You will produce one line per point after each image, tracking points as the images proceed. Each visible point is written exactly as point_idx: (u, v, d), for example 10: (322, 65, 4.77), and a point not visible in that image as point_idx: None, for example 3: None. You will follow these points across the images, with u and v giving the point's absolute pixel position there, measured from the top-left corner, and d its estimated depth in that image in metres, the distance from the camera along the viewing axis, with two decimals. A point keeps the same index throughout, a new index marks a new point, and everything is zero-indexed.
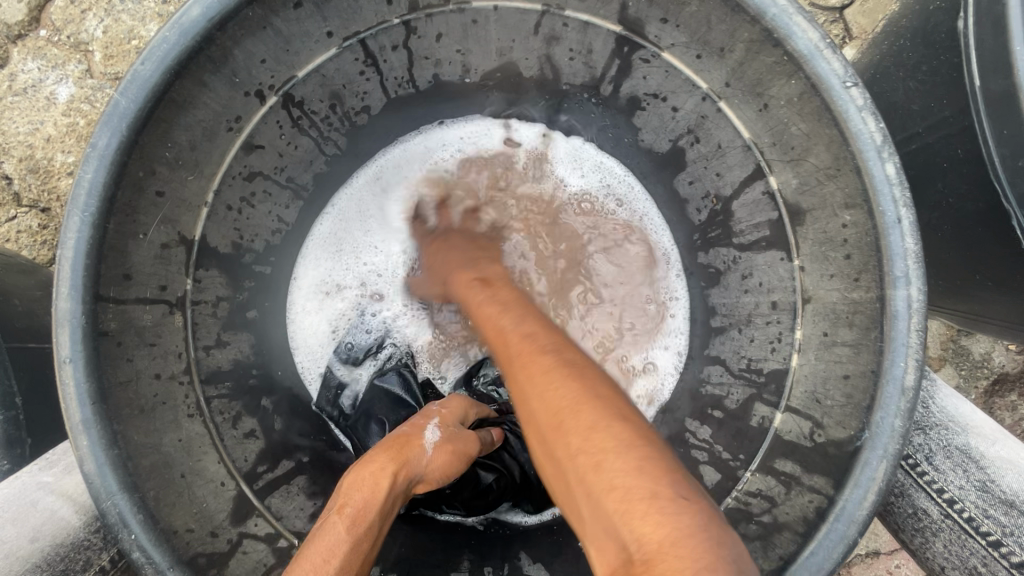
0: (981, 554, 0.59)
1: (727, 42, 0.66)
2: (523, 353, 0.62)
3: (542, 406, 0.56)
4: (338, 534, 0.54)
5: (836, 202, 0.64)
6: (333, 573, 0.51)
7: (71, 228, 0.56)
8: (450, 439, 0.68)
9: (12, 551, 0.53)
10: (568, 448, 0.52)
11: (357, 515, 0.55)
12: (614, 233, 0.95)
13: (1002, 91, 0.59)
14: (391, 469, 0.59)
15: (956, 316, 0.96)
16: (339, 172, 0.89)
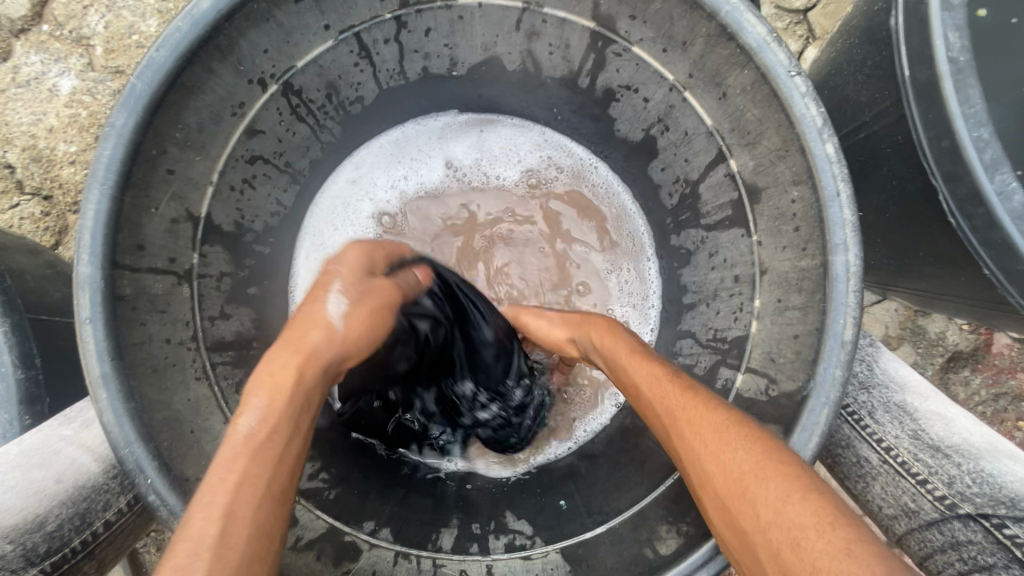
0: (912, 492, 0.66)
1: (689, 36, 0.73)
2: (679, 404, 0.61)
3: (716, 456, 0.56)
4: (241, 446, 0.52)
5: (786, 180, 0.72)
6: (233, 486, 0.50)
7: (91, 200, 0.62)
8: (356, 305, 0.63)
9: (40, 490, 0.60)
10: (751, 491, 0.52)
11: (264, 423, 0.53)
12: (594, 218, 1.02)
13: (927, 80, 0.66)
14: (293, 365, 0.56)
15: (909, 294, 1.04)
16: (330, 162, 0.96)
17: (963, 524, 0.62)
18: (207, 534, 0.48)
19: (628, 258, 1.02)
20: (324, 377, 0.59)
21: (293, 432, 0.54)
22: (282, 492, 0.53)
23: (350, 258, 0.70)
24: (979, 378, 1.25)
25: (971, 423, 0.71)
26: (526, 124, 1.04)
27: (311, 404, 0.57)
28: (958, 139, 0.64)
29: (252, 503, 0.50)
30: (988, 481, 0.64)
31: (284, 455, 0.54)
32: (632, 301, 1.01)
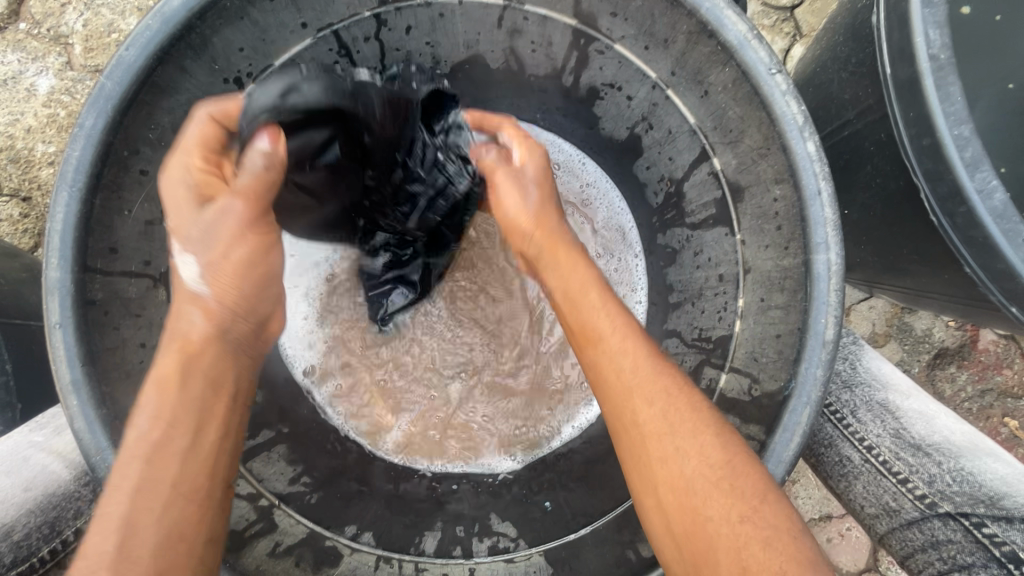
0: (892, 491, 0.65)
1: (670, 33, 0.72)
2: (627, 376, 0.60)
3: (672, 430, 0.56)
4: (137, 449, 0.52)
5: (768, 178, 0.71)
6: (137, 473, 0.50)
7: (59, 202, 0.61)
8: (222, 259, 0.59)
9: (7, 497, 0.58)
10: (688, 462, 0.54)
11: (157, 420, 0.53)
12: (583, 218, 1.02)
13: (908, 77, 0.66)
14: (172, 357, 0.56)
15: (896, 292, 1.04)
16: None
17: (943, 523, 0.61)
18: (107, 549, 0.47)
19: (614, 256, 1.01)
20: (224, 351, 0.59)
21: (197, 418, 0.55)
22: (214, 473, 0.54)
23: (183, 184, 0.57)
24: (965, 374, 1.25)
25: (953, 422, 0.70)
26: (519, 123, 1.02)
27: (214, 379, 0.57)
28: (939, 137, 0.64)
29: (160, 494, 0.50)
30: (968, 479, 0.62)
31: (195, 441, 0.54)
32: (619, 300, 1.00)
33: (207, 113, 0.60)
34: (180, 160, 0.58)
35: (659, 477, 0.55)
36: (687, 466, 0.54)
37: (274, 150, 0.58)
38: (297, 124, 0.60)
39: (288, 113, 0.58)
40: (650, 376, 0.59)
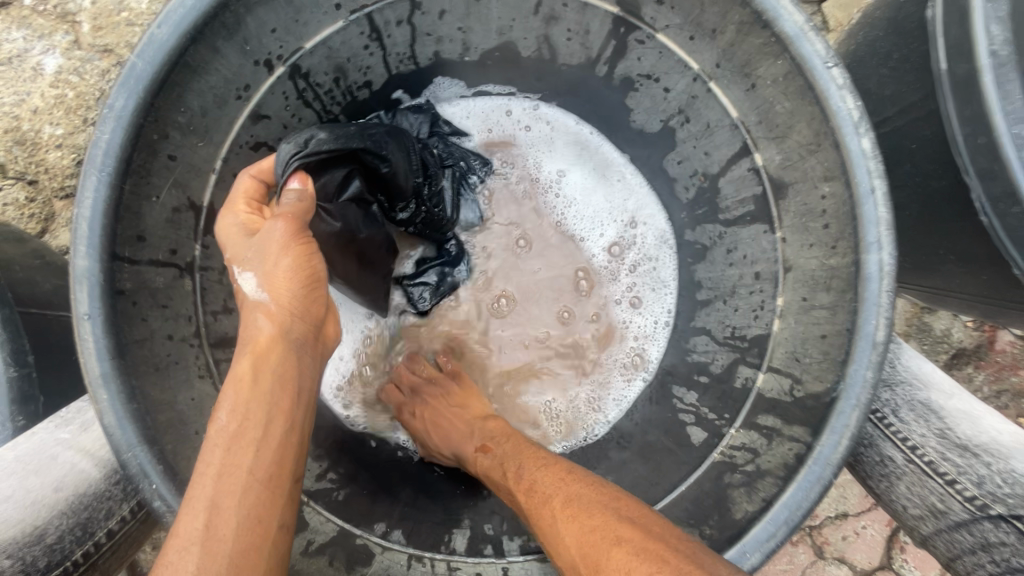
0: (940, 492, 0.65)
1: (719, 23, 0.70)
2: (518, 464, 0.72)
3: (558, 510, 0.62)
4: (216, 439, 0.51)
5: (816, 175, 0.70)
6: (215, 475, 0.49)
7: (88, 187, 0.58)
8: (271, 273, 0.56)
9: (37, 499, 0.57)
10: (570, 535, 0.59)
11: (234, 412, 0.52)
12: (618, 203, 0.99)
13: (965, 74, 0.65)
14: (246, 358, 0.54)
15: (921, 292, 1.03)
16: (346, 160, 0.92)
17: (995, 524, 0.62)
18: (196, 528, 0.47)
19: (638, 234, 0.98)
20: (292, 352, 0.56)
21: (270, 412, 0.53)
22: (281, 467, 0.52)
23: (237, 225, 0.60)
24: (981, 375, 1.26)
25: (995, 419, 0.69)
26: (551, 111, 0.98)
27: (286, 378, 0.55)
28: (996, 135, 0.63)
29: (237, 495, 0.49)
30: (1019, 480, 0.63)
31: (267, 434, 0.52)
32: (643, 282, 0.97)
33: (246, 174, 0.64)
34: (230, 210, 0.61)
35: (551, 546, 0.61)
36: (571, 540, 0.59)
37: (303, 191, 0.61)
38: (321, 165, 0.66)
39: (310, 155, 0.63)
40: (532, 471, 0.70)
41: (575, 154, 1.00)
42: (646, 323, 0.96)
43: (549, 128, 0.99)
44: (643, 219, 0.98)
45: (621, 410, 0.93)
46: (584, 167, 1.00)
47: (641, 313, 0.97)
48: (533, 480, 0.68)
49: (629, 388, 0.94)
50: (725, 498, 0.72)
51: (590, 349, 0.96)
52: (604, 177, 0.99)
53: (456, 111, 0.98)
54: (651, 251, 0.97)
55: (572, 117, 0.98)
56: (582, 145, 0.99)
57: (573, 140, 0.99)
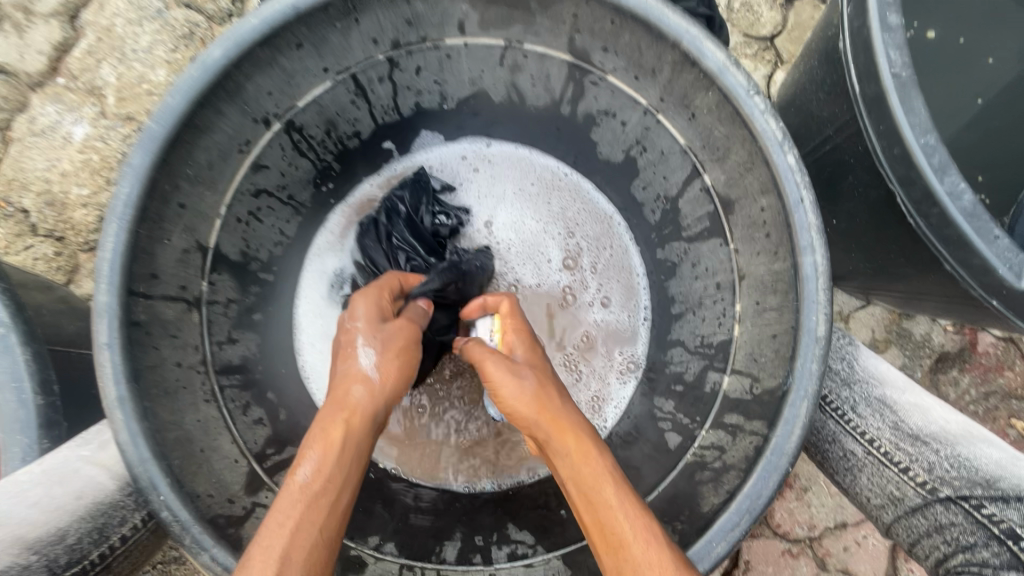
0: (896, 480, 0.69)
1: (657, 64, 0.79)
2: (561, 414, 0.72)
3: (600, 470, 0.66)
4: (297, 493, 0.60)
5: (754, 190, 0.77)
6: (290, 526, 0.57)
7: (110, 233, 0.67)
8: (385, 361, 0.72)
9: (60, 505, 0.63)
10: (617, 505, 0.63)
11: (318, 472, 0.62)
12: (587, 217, 1.11)
13: (875, 94, 0.72)
14: (341, 424, 0.66)
15: (897, 299, 1.08)
16: (319, 215, 1.03)
17: (945, 507, 0.66)
18: (266, 571, 0.54)
19: (596, 241, 1.10)
20: (371, 431, 0.68)
21: (346, 479, 0.63)
22: (343, 529, 0.61)
23: (365, 309, 0.76)
24: (967, 377, 1.30)
25: (944, 409, 0.73)
26: (508, 148, 1.11)
27: (363, 451, 0.66)
28: (908, 145, 0.69)
29: (305, 545, 0.57)
30: (963, 464, 0.68)
31: (338, 497, 0.61)
32: (620, 285, 1.09)
33: (395, 276, 0.86)
34: (363, 294, 0.78)
35: None
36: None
37: (427, 313, 0.86)
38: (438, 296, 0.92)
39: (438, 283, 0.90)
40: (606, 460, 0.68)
41: (518, 192, 1.12)
42: (624, 322, 1.08)
43: (511, 161, 1.11)
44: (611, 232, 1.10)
45: (620, 412, 1.03)
46: (548, 193, 1.11)
47: (620, 317, 1.08)
48: (554, 439, 0.69)
49: (625, 389, 1.04)
50: (696, 495, 0.75)
51: (578, 355, 1.07)
52: (536, 212, 1.11)
53: (433, 158, 1.10)
54: (624, 266, 1.10)
55: (524, 150, 1.11)
56: (529, 181, 1.11)
57: (535, 169, 1.12)
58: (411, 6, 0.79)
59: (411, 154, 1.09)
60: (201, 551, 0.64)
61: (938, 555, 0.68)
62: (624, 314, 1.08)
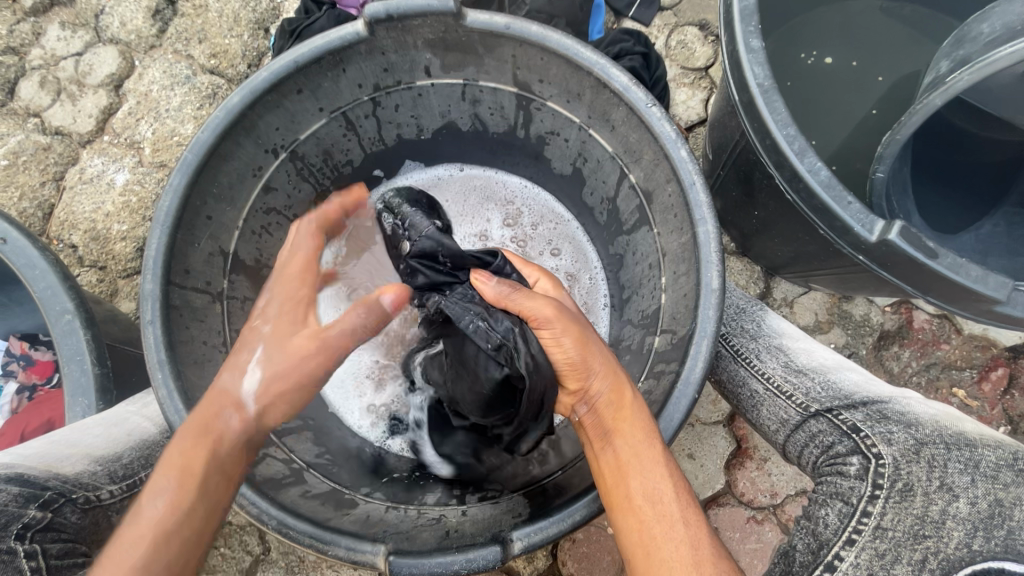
0: (784, 406, 0.89)
1: (580, 89, 1.00)
2: (607, 386, 0.82)
3: (638, 439, 0.77)
4: (159, 500, 0.71)
5: (663, 181, 0.96)
6: (158, 523, 0.70)
7: (155, 236, 0.87)
8: (263, 389, 0.81)
9: (116, 438, 0.83)
10: (651, 478, 0.76)
11: (178, 479, 0.72)
12: (551, 224, 1.31)
13: (747, 101, 0.91)
14: (194, 439, 0.75)
15: (835, 276, 1.25)
16: (320, 232, 1.23)
17: (815, 420, 0.84)
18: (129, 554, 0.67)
19: (559, 242, 1.29)
20: (239, 442, 0.79)
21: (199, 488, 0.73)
22: (213, 523, 0.73)
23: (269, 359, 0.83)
24: (908, 352, 1.42)
25: (827, 359, 0.98)
26: (477, 169, 1.32)
27: (223, 463, 0.76)
28: (774, 137, 0.88)
29: (179, 535, 0.70)
30: (832, 387, 0.88)
31: (213, 492, 0.74)
32: (581, 279, 1.27)
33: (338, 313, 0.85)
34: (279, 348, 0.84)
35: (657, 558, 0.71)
36: (672, 546, 0.71)
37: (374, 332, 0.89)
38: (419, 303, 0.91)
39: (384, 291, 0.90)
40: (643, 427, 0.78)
41: (486, 203, 1.31)
42: (587, 309, 1.25)
43: (478, 178, 1.32)
44: (569, 234, 1.30)
45: None
46: (513, 203, 1.31)
47: (584, 306, 1.25)
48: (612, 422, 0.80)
49: None
50: None
51: None
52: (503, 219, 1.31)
53: (412, 178, 1.31)
54: (586, 262, 1.28)
55: (489, 168, 1.32)
56: (495, 193, 1.31)
57: (499, 183, 1.32)
58: (386, 56, 1.02)
59: (395, 177, 1.30)
60: None
61: (813, 459, 0.84)
62: (583, 305, 1.25)
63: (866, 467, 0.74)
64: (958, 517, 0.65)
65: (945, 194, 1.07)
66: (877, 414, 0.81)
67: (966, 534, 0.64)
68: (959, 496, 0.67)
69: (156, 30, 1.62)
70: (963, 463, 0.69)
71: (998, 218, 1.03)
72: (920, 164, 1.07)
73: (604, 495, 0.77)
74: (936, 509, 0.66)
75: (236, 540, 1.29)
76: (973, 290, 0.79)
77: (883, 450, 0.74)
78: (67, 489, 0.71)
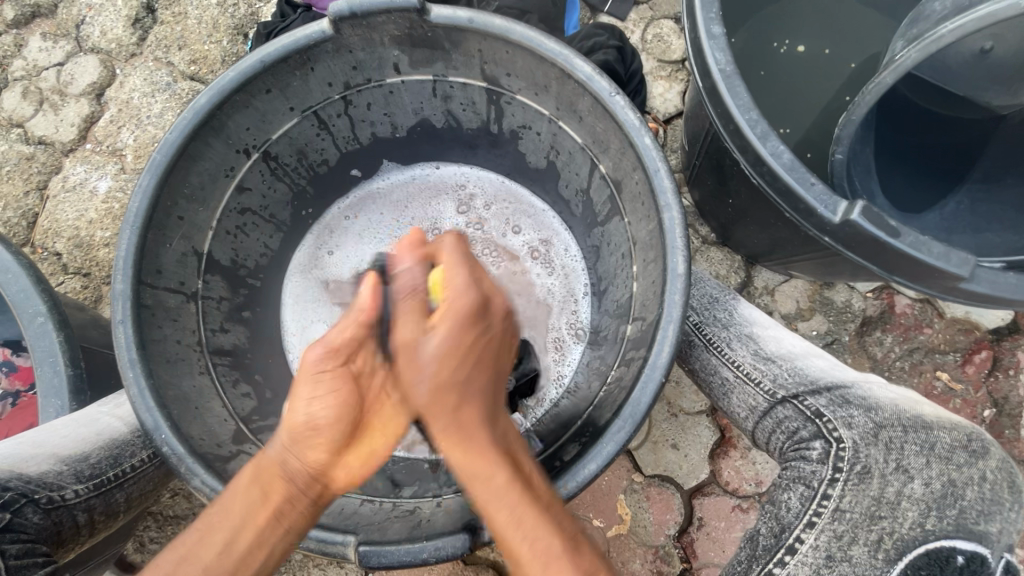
0: (753, 392, 0.90)
1: (546, 81, 1.00)
2: (455, 398, 0.71)
3: (464, 423, 0.71)
4: (224, 510, 0.70)
5: (630, 169, 0.96)
6: (224, 526, 0.69)
7: (124, 236, 0.88)
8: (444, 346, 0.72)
9: (86, 437, 0.85)
10: (504, 512, 0.66)
11: (254, 492, 0.70)
12: (528, 219, 1.31)
13: (710, 88, 0.92)
14: (296, 440, 0.71)
15: (813, 263, 1.24)
16: (298, 231, 1.23)
17: (782, 406, 0.84)
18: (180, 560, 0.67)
19: (537, 236, 1.30)
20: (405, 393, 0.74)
21: (263, 511, 0.70)
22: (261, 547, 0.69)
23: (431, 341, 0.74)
24: (890, 337, 1.42)
25: (799, 346, 0.98)
26: (454, 167, 1.32)
27: (277, 486, 0.70)
28: (736, 122, 0.88)
29: (227, 556, 0.68)
30: (798, 373, 0.88)
31: (271, 513, 0.70)
32: (559, 272, 1.27)
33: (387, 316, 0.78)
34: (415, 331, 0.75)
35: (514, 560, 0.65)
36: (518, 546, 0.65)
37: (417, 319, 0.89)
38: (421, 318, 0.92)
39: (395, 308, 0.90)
40: (497, 447, 0.70)
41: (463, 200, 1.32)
42: (565, 301, 1.25)
43: (453, 175, 1.32)
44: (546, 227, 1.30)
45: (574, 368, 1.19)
46: (489, 200, 1.32)
47: (562, 298, 1.25)
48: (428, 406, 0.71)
49: (573, 354, 1.21)
50: (599, 416, 0.91)
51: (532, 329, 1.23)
52: (481, 213, 1.31)
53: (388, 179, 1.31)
54: (564, 255, 1.28)
55: (461, 165, 1.32)
56: (472, 191, 1.32)
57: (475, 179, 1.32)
58: (354, 54, 1.03)
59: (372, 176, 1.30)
60: (193, 475, 0.80)
61: (780, 444, 0.84)
62: (561, 298, 1.26)
63: (828, 451, 0.74)
64: (913, 497, 0.67)
65: (910, 175, 1.12)
66: (840, 398, 0.80)
67: (919, 514, 0.66)
68: (914, 477, 0.68)
69: (136, 38, 1.63)
70: (919, 445, 0.71)
71: (960, 198, 1.08)
72: (887, 148, 1.13)
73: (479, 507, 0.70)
74: (892, 488, 0.68)
75: None
76: (936, 267, 0.80)
77: (844, 433, 0.74)
78: (29, 490, 0.73)
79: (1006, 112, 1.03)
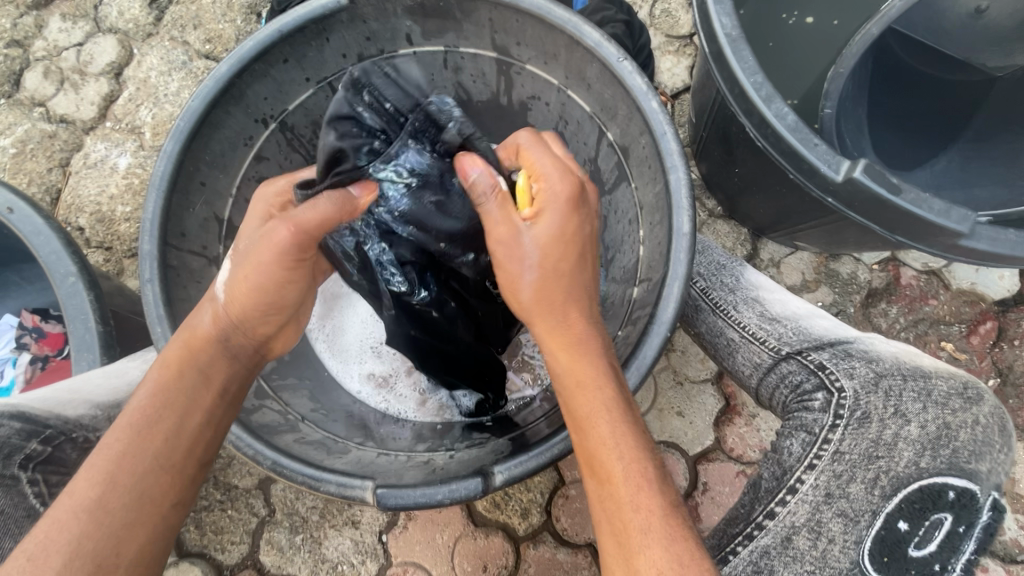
0: (756, 350, 0.93)
1: (555, 49, 1.02)
2: (567, 327, 0.78)
3: (595, 380, 0.74)
4: (167, 388, 0.73)
5: (637, 134, 0.98)
6: (168, 398, 0.73)
7: (151, 199, 0.92)
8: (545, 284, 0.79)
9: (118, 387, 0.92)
10: (626, 466, 0.69)
11: (168, 372, 0.74)
12: None
13: (716, 53, 0.94)
14: (183, 344, 0.76)
15: (817, 233, 1.26)
16: None
17: (785, 363, 0.88)
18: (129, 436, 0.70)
19: None
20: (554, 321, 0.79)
21: (197, 390, 0.74)
22: (211, 423, 0.75)
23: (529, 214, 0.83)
24: (895, 308, 1.43)
25: (801, 307, 1.00)
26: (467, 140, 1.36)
27: (207, 374, 0.76)
28: (742, 85, 0.90)
29: (180, 424, 0.72)
30: (803, 331, 0.91)
31: (196, 395, 0.74)
32: None
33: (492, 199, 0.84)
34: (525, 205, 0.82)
35: (614, 521, 0.68)
36: (632, 507, 0.67)
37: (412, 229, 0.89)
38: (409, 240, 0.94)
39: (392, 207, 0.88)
40: (613, 398, 0.73)
41: None
42: None
43: None
44: None
45: None
46: None
47: None
48: (559, 351, 0.77)
49: None
50: None
51: None
52: None
53: None
54: None
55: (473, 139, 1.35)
56: None
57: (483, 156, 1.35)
58: (367, 24, 1.05)
59: None
60: None
61: (782, 397, 0.87)
62: None
63: (828, 400, 0.77)
64: (908, 439, 0.70)
65: (904, 138, 1.21)
66: (842, 352, 0.83)
67: (914, 453, 0.69)
68: (910, 420, 0.71)
69: (153, 18, 1.67)
70: (917, 392, 0.73)
71: (952, 155, 1.18)
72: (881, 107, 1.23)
73: (591, 472, 0.72)
74: (889, 432, 0.71)
75: (243, 503, 1.34)
76: (936, 224, 0.82)
77: (845, 383, 0.77)
78: (65, 429, 0.83)
79: (999, 75, 1.16)
